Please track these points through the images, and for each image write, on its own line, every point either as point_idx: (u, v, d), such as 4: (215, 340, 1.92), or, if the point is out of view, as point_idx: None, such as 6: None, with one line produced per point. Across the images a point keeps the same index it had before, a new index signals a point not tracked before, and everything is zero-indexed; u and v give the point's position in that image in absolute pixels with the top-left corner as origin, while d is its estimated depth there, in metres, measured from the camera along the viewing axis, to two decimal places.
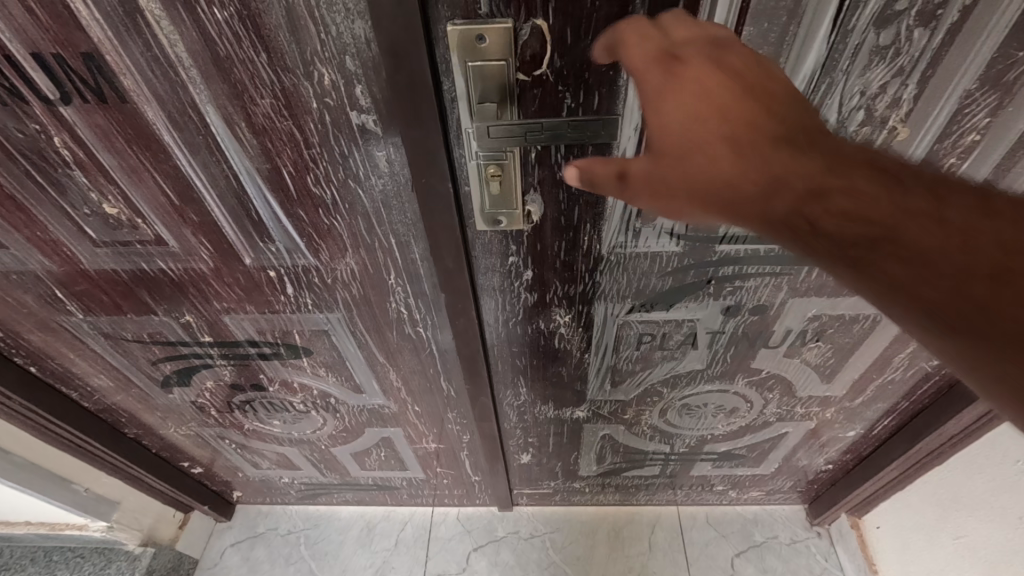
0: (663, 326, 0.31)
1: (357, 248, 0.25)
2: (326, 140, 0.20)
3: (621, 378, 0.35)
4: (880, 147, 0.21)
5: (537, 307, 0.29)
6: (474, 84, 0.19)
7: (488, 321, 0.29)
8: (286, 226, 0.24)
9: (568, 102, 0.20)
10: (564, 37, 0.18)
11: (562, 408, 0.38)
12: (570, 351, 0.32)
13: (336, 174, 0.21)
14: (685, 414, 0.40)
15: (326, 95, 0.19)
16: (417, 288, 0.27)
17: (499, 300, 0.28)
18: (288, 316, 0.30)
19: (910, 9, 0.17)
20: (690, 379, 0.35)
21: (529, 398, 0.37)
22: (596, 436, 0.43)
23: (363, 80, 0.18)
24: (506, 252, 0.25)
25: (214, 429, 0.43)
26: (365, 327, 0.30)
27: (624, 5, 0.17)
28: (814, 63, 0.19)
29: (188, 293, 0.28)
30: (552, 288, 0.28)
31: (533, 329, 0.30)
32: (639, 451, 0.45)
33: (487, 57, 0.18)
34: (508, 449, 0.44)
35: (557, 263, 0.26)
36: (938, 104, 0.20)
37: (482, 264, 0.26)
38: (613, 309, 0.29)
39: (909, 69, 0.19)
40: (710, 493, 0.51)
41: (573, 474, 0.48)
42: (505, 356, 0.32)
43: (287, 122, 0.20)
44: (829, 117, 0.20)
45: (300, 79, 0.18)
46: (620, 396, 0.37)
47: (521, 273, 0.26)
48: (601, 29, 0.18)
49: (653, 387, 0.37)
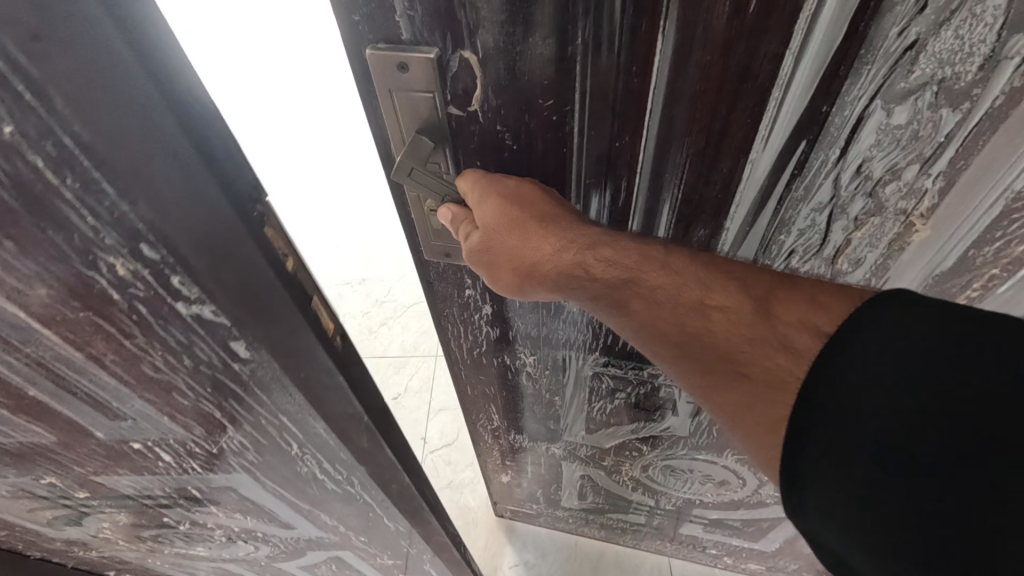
0: (625, 373, 0.56)
1: (224, 417, 0.25)
2: (149, 329, 0.21)
3: (591, 422, 0.66)
4: (895, 231, 0.37)
5: (500, 331, 0.52)
6: (401, 107, 0.32)
7: (459, 327, 0.52)
8: (142, 399, 0.24)
9: (507, 141, 0.34)
10: (491, 94, 0.31)
11: (540, 442, 0.74)
12: (541, 386, 0.61)
13: (174, 357, 0.22)
14: (659, 470, 0.72)
15: (129, 284, 0.20)
16: (313, 444, 0.28)
17: (466, 328, 0.52)
18: (173, 476, 0.28)
19: (926, 118, 0.31)
20: (643, 420, 0.63)
21: (492, 415, 0.69)
22: (575, 476, 0.81)
23: (180, 273, 0.20)
24: (463, 285, 0.46)
25: (133, 553, 0.37)
26: (267, 477, 0.29)
27: (548, 66, 0.30)
28: (846, 163, 0.34)
29: (42, 459, 0.25)
30: (551, 335, 0.52)
31: (506, 351, 0.55)
32: (623, 499, 0.84)
33: (410, 81, 0.31)
34: (479, 424, 0.73)
35: (516, 314, 0.50)
36: (957, 206, 0.35)
37: (448, 293, 0.48)
38: (579, 356, 0.54)
39: (929, 155, 0.33)
40: (698, 551, 0.94)
41: (560, 433, 0.71)
42: (500, 372, 0.59)
43: (84, 313, 0.20)
44: (836, 198, 0.36)
45: (81, 265, 0.19)
46: (604, 443, 0.70)
47: (482, 306, 0.49)
48: (534, 73, 0.30)
49: (630, 442, 0.68)
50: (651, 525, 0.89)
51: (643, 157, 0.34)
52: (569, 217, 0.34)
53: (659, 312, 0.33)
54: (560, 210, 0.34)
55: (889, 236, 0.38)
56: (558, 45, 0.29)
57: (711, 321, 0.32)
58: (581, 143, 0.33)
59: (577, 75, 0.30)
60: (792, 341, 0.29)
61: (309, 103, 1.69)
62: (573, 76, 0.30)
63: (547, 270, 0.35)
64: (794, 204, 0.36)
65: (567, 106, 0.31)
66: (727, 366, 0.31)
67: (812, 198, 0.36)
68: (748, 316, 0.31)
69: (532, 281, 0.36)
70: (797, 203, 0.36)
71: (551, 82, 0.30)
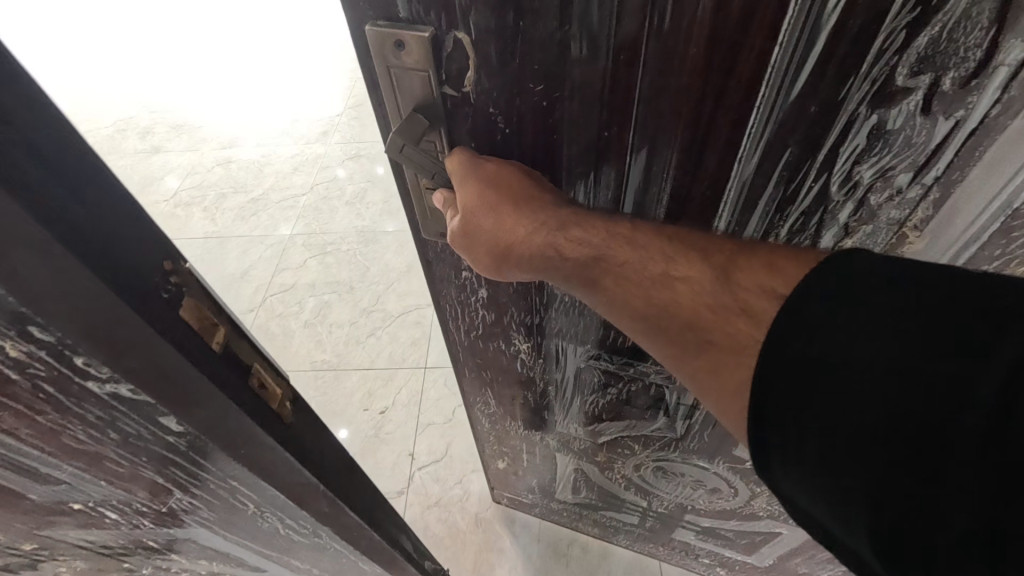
0: (616, 369, 0.75)
1: (134, 443, 0.35)
2: (54, 401, 0.31)
3: (587, 414, 0.88)
4: (891, 222, 0.47)
5: (492, 314, 0.70)
6: (403, 96, 0.45)
7: (459, 308, 0.71)
8: (60, 425, 0.33)
9: (497, 123, 0.46)
10: (482, 78, 0.43)
11: (536, 430, 0.98)
12: (538, 377, 0.81)
13: (86, 406, 0.32)
14: (648, 467, 0.95)
15: (36, 369, 0.29)
16: (212, 459, 0.38)
17: (463, 313, 0.72)
18: (101, 472, 0.37)
19: (903, 126, 0.40)
20: (625, 417, 0.85)
21: (488, 402, 0.94)
22: (570, 468, 1.06)
23: (77, 357, 0.29)
24: (458, 271, 0.65)
25: (114, 527, 0.44)
26: (178, 473, 0.39)
27: (532, 56, 0.40)
28: (841, 156, 0.43)
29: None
30: (553, 330, 0.71)
31: (502, 339, 0.74)
32: (617, 497, 1.09)
33: (408, 54, 0.42)
34: (471, 394, 0.92)
35: (511, 314, 0.69)
36: (942, 206, 0.45)
37: (444, 275, 0.66)
38: (574, 353, 0.74)
39: (909, 159, 0.42)
40: (689, 557, 1.16)
41: (552, 427, 0.95)
42: (503, 362, 0.80)
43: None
44: (836, 187, 0.45)
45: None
46: (597, 438, 0.94)
47: (476, 292, 0.67)
48: (521, 60, 0.41)
49: (622, 439, 0.91)
50: (642, 522, 1.12)
51: (617, 142, 0.45)
52: (542, 205, 0.47)
53: (623, 279, 0.45)
54: (531, 193, 0.47)
55: (878, 232, 0.48)
56: (534, 39, 0.39)
57: (677, 291, 0.43)
58: (562, 129, 0.45)
59: (552, 64, 0.41)
60: (748, 304, 0.39)
61: (320, 175, 2.24)
62: (553, 62, 0.40)
63: (519, 246, 0.48)
64: (797, 191, 0.46)
65: (541, 99, 0.43)
66: (695, 339, 0.42)
67: (815, 187, 0.46)
68: (707, 287, 0.41)
69: (506, 254, 0.50)
70: (801, 190, 0.46)
71: (525, 78, 0.42)
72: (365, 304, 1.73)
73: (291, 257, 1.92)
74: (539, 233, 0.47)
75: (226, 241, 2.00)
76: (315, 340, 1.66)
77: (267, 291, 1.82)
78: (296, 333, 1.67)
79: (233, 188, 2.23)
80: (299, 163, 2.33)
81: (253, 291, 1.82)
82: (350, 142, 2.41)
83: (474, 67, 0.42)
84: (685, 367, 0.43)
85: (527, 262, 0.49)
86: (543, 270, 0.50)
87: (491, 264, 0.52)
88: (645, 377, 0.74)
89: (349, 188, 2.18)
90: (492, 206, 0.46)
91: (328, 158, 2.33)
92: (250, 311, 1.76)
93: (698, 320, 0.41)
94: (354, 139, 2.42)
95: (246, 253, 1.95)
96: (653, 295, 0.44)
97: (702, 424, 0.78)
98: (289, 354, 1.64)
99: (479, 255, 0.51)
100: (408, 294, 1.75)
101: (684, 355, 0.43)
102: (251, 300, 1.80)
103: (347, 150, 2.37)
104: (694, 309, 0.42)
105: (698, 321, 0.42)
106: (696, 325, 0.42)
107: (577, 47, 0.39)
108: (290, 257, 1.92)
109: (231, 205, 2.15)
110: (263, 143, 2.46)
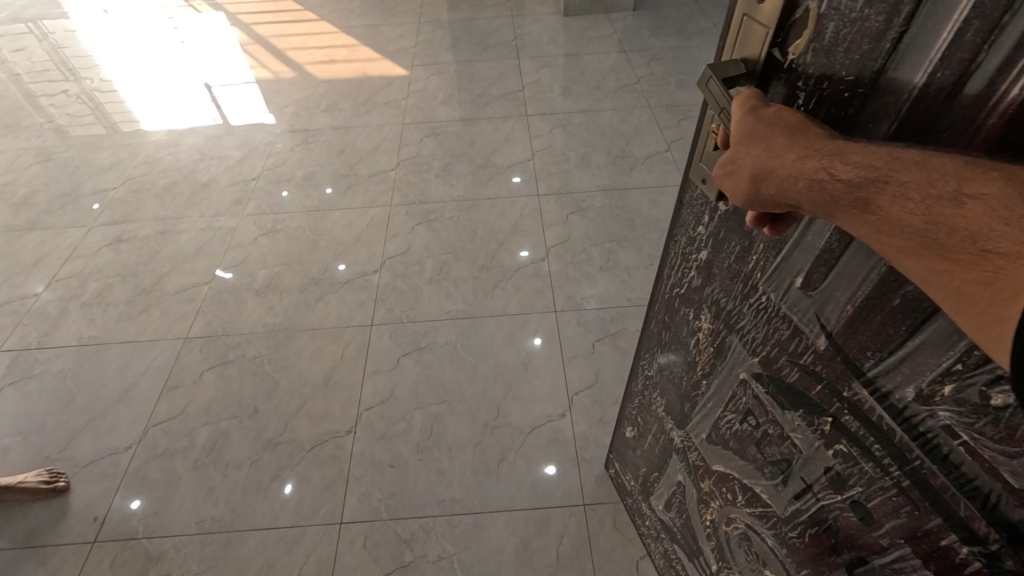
0: (765, 404, 0.64)
1: None
2: None
3: (712, 431, 0.80)
4: None
5: (700, 276, 0.70)
6: (740, 49, 0.48)
7: (680, 255, 0.74)
8: None
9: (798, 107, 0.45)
10: (814, 50, 0.42)
11: (668, 418, 0.94)
12: (696, 359, 0.78)
13: None
14: (735, 528, 0.81)
15: None
16: None
17: (676, 258, 0.75)
18: None
19: None
20: (745, 461, 0.73)
21: (652, 361, 0.95)
22: (673, 476, 0.99)
23: None
24: (699, 221, 0.66)
25: None
26: None
27: (870, 46, 0.38)
28: None
29: None
30: (731, 320, 0.66)
31: (693, 307, 0.75)
32: (695, 545, 0.98)
33: (760, 13, 0.44)
34: (643, 342, 0.96)
35: (708, 276, 0.68)
36: None
37: (683, 216, 0.70)
38: (741, 359, 0.67)
39: None
40: None
41: (683, 422, 0.89)
42: (684, 329, 0.79)
43: None
44: None
45: None
46: (710, 464, 0.83)
47: (696, 250, 0.69)
48: (854, 46, 0.39)
49: (727, 478, 0.79)
50: None
51: None
52: (817, 135, 0.38)
53: (896, 199, 0.32)
54: (809, 124, 0.39)
55: None
56: (881, 29, 0.37)
57: (966, 210, 0.29)
58: (851, 124, 0.42)
59: (882, 60, 0.38)
60: None
61: (227, 258, 1.94)
62: (882, 57, 0.38)
63: (773, 168, 0.39)
64: None
65: (850, 91, 0.41)
66: (984, 262, 0.29)
67: None
68: (1005, 205, 0.29)
69: (756, 180, 0.41)
70: None
71: (848, 66, 0.40)
72: (271, 435, 1.44)
73: (186, 368, 1.60)
74: (804, 160, 0.37)
75: (106, 349, 1.67)
76: (204, 490, 1.35)
77: (150, 419, 1.49)
78: (181, 480, 1.37)
79: (120, 275, 1.90)
80: (203, 242, 2.01)
81: (128, 424, 1.48)
82: (266, 213, 2.11)
83: (806, 43, 0.42)
84: (963, 293, 0.30)
85: (779, 195, 0.40)
86: (786, 195, 0.39)
87: (746, 197, 0.43)
88: (784, 430, 0.61)
89: (261, 273, 1.88)
90: (746, 125, 0.42)
91: (240, 234, 2.03)
92: (127, 446, 1.44)
93: (987, 242, 0.29)
94: (270, 210, 2.12)
95: (127, 365, 1.62)
96: (920, 209, 0.31)
97: (811, 516, 0.62)
98: (167, 514, 1.31)
99: (729, 180, 0.44)
100: (324, 420, 1.47)
101: (956, 271, 0.30)
102: (129, 431, 1.47)
103: (262, 224, 2.06)
104: (990, 229, 0.29)
105: (988, 242, 0.29)
106: (986, 244, 0.29)
107: (912, 55, 0.36)
108: (181, 373, 1.59)
109: (117, 300, 1.81)
110: (162, 215, 2.13)
